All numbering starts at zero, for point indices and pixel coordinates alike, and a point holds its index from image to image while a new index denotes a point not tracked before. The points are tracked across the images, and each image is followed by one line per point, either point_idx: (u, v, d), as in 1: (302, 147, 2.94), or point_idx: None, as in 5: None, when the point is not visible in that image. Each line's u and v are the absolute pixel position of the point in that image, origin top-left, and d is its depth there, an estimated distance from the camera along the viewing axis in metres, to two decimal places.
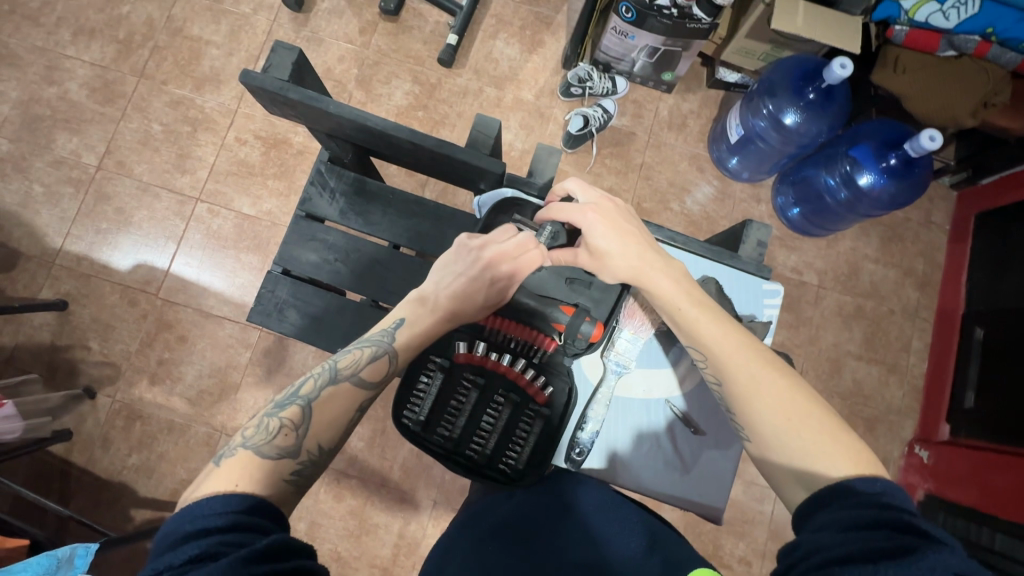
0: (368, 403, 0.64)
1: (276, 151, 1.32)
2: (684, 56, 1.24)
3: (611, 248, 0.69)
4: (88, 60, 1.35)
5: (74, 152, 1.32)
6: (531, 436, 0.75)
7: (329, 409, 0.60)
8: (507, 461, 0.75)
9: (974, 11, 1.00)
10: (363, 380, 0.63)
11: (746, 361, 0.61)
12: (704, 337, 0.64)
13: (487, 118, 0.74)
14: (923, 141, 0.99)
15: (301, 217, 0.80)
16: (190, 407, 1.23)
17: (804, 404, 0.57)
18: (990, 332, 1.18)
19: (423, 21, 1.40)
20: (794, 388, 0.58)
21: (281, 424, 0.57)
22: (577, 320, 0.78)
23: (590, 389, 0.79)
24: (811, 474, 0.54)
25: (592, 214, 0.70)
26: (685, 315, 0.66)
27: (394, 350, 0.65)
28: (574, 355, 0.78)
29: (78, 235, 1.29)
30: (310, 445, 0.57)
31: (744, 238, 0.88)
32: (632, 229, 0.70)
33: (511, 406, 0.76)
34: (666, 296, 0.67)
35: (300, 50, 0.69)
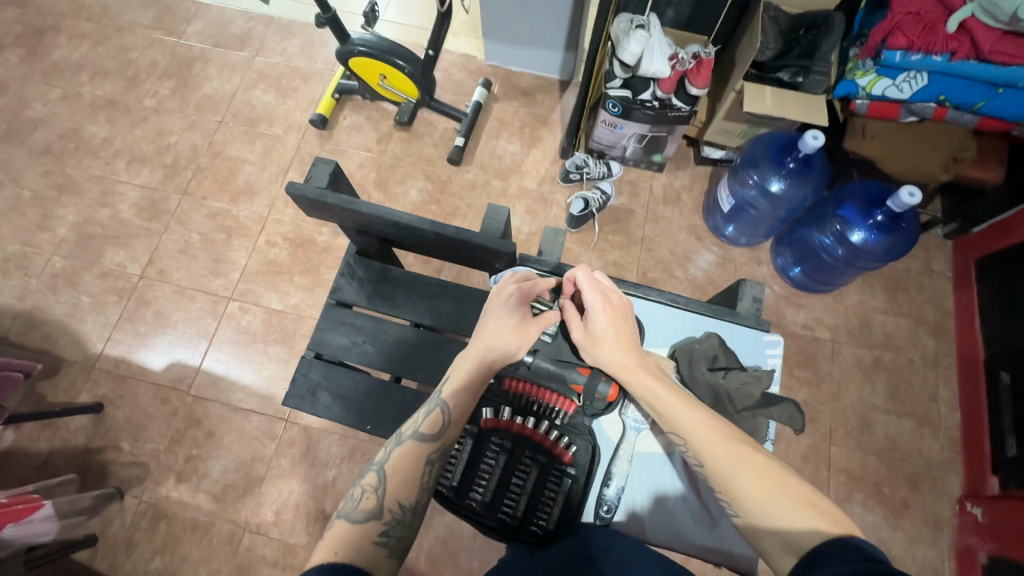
0: (437, 456, 0.67)
1: (303, 250, 1.43)
2: (670, 139, 1.36)
3: (605, 332, 0.73)
4: (139, 183, 1.52)
5: (120, 264, 1.44)
6: (560, 495, 0.76)
7: (401, 468, 0.65)
8: (539, 521, 0.75)
9: (924, 83, 1.07)
10: (425, 435, 0.68)
11: (723, 441, 0.63)
12: (683, 422, 0.66)
13: (496, 206, 0.82)
14: (903, 197, 1.05)
15: (332, 305, 0.87)
16: (215, 504, 1.23)
17: (779, 475, 0.59)
18: (1016, 375, 1.17)
19: (433, 128, 1.57)
20: (768, 460, 0.61)
21: (362, 490, 0.63)
22: (594, 380, 0.79)
23: (611, 447, 0.79)
24: (800, 543, 0.54)
25: (598, 302, 0.74)
26: (664, 404, 0.68)
27: (446, 405, 0.69)
28: (594, 416, 0.79)
29: (118, 339, 1.37)
30: (391, 504, 0.62)
31: (740, 294, 0.91)
32: (623, 325, 0.74)
33: (539, 467, 0.77)
34: (645, 387, 0.70)
35: (336, 163, 0.79)
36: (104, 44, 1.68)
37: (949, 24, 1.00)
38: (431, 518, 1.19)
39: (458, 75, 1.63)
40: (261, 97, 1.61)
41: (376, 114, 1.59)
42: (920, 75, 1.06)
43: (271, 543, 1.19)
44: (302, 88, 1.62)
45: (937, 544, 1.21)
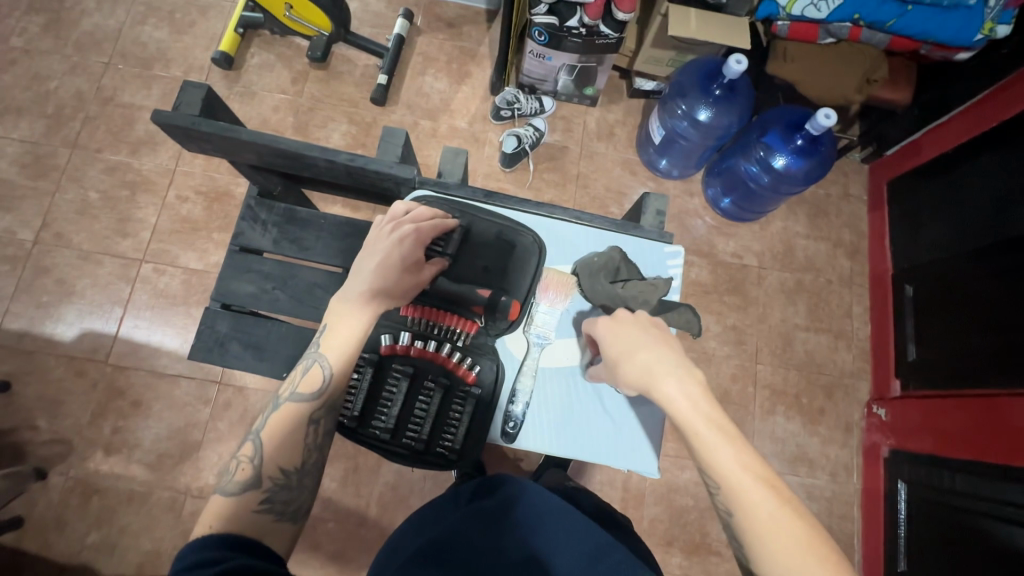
0: (322, 413, 0.66)
1: (219, 204, 1.33)
2: (600, 70, 1.33)
3: (623, 353, 0.63)
4: (18, 137, 1.35)
5: (8, 229, 1.30)
6: (464, 417, 0.79)
7: (278, 434, 0.63)
8: (445, 443, 0.80)
9: (839, 1, 1.07)
10: (304, 394, 0.65)
11: (783, 521, 0.52)
12: (723, 471, 0.55)
13: (393, 128, 0.78)
14: (819, 120, 1.08)
15: (236, 252, 0.81)
16: (150, 474, 1.18)
17: (832, 559, 0.50)
18: (919, 287, 1.27)
19: (353, 65, 1.46)
20: (813, 528, 0.52)
21: (240, 461, 0.61)
22: (496, 298, 0.80)
23: (516, 364, 0.82)
24: None
25: (628, 324, 0.65)
26: (713, 457, 0.55)
27: (322, 358, 0.66)
28: (497, 334, 0.81)
29: (18, 312, 1.25)
30: (271, 470, 0.61)
31: (644, 208, 0.93)
32: (660, 337, 0.63)
33: (442, 390, 0.80)
34: (691, 430, 0.57)
35: (208, 86, 0.71)
36: None
37: None
38: (380, 464, 1.21)
39: (376, 5, 1.50)
40: (152, 33, 1.43)
41: (288, 51, 1.45)
42: None
43: None
44: (200, 22, 1.45)
45: (849, 444, 1.33)
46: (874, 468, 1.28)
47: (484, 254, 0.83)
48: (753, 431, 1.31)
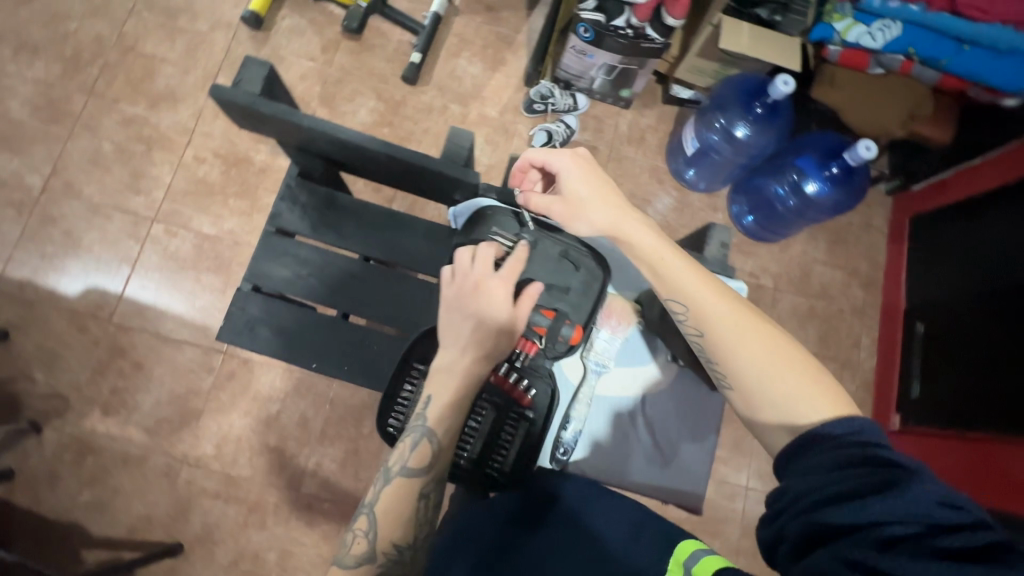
0: (430, 487, 0.64)
1: (237, 170, 1.29)
2: (641, 74, 1.30)
3: (589, 195, 0.72)
4: (32, 78, 1.29)
5: (16, 173, 1.25)
6: (515, 439, 0.81)
7: (390, 511, 0.62)
8: (494, 465, 0.80)
9: (896, 33, 1.05)
10: (413, 470, 0.63)
11: (724, 303, 0.66)
12: (690, 292, 0.67)
13: (459, 130, 0.74)
14: (859, 150, 1.07)
15: (272, 232, 0.82)
16: (147, 438, 1.16)
17: (795, 361, 0.62)
18: (929, 326, 1.27)
19: (387, 39, 1.41)
20: (775, 337, 0.64)
21: (355, 532, 0.61)
22: (558, 323, 0.80)
23: (571, 389, 0.89)
24: (796, 419, 0.59)
25: (567, 162, 0.73)
26: (667, 273, 0.69)
27: (431, 434, 0.64)
28: (554, 357, 0.82)
29: (21, 260, 1.22)
30: (384, 545, 0.60)
31: (710, 238, 0.93)
32: (608, 187, 0.74)
33: (496, 409, 0.82)
34: (651, 257, 0.70)
35: (271, 64, 0.68)
36: None
37: None
38: (381, 451, 1.20)
39: None
40: None
41: (321, 17, 1.40)
42: (894, 24, 1.05)
43: (212, 476, 1.16)
44: None
45: None
46: None
47: (547, 271, 0.81)
48: (752, 451, 1.32)
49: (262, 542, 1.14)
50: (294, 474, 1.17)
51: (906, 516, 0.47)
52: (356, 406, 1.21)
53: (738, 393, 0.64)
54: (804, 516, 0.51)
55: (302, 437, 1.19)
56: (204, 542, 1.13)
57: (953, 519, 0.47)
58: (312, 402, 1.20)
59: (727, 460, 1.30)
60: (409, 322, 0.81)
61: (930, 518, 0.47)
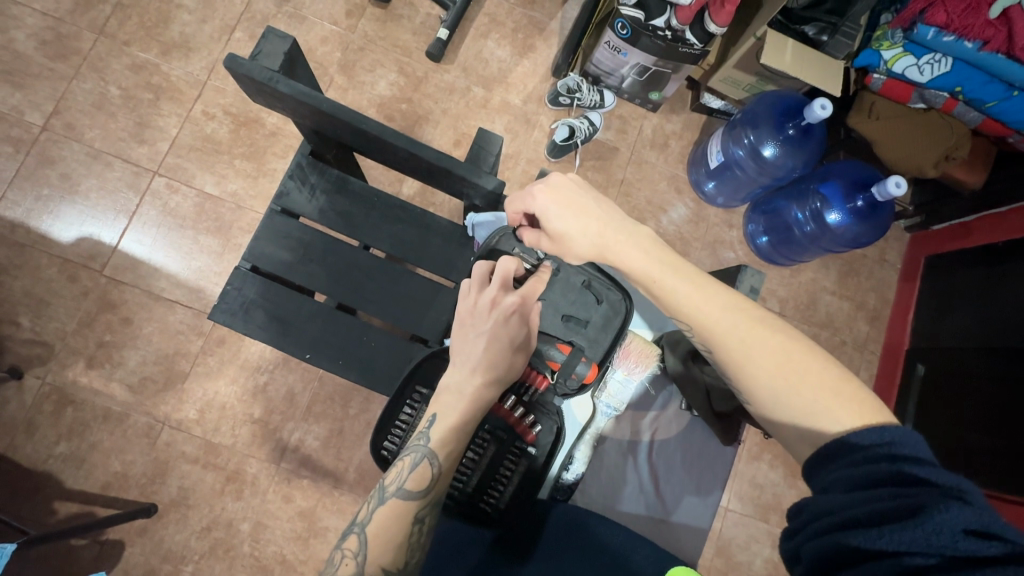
0: (426, 512, 0.60)
1: (246, 130, 1.25)
2: (673, 78, 1.25)
3: (568, 229, 0.65)
4: (40, 9, 1.23)
5: (16, 108, 1.20)
6: (514, 474, 0.78)
7: (383, 533, 0.57)
8: (488, 499, 0.76)
9: (945, 69, 1.01)
10: (411, 491, 0.59)
11: (730, 314, 0.60)
12: (687, 309, 0.62)
13: (490, 135, 0.73)
14: (889, 186, 1.04)
15: (276, 212, 0.79)
16: (130, 395, 1.14)
17: (813, 368, 0.56)
18: (931, 369, 1.25)
19: (414, 10, 1.35)
20: (789, 345, 0.57)
21: (343, 554, 0.56)
22: (573, 360, 0.81)
23: (578, 427, 0.89)
24: (814, 432, 0.54)
25: (541, 195, 0.66)
26: (660, 289, 0.63)
27: (433, 454, 0.60)
28: (564, 395, 0.83)
29: (15, 200, 1.18)
30: (373, 570, 0.55)
31: (739, 281, 0.89)
32: (588, 205, 0.67)
33: (497, 442, 0.79)
34: (638, 271, 0.64)
35: (294, 39, 0.64)
36: None
37: (992, 9, 0.93)
38: (365, 434, 1.19)
39: None
40: None
41: None
42: (945, 60, 1.00)
43: (192, 441, 1.15)
44: None
45: None
46: None
47: (564, 304, 0.85)
48: (735, 472, 1.31)
49: (237, 512, 1.13)
50: (276, 447, 1.16)
51: (932, 547, 0.41)
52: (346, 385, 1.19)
53: (754, 405, 0.60)
54: (819, 536, 0.47)
55: (287, 411, 1.17)
56: (179, 506, 1.12)
57: (992, 553, 0.41)
58: (301, 376, 1.18)
59: None
60: (410, 323, 0.79)
61: (958, 552, 0.41)
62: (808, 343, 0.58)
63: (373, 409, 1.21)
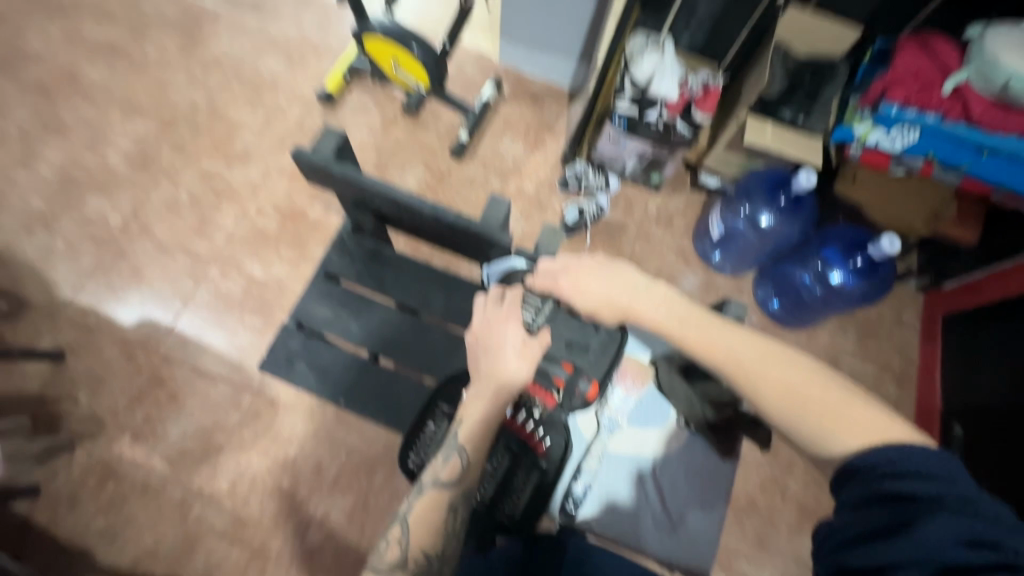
0: (459, 501, 0.68)
1: (292, 223, 1.42)
2: (670, 161, 1.39)
3: (597, 297, 0.73)
4: (132, 134, 1.49)
5: (102, 212, 1.41)
6: (527, 487, 0.92)
7: (423, 519, 0.66)
8: (506, 511, 0.90)
9: (914, 137, 1.10)
10: (444, 482, 0.68)
11: (739, 352, 0.66)
12: (703, 350, 0.68)
13: (497, 198, 0.80)
14: (884, 245, 1.10)
15: (320, 276, 0.90)
16: (168, 469, 1.20)
17: (816, 395, 0.62)
18: (968, 428, 1.21)
19: (439, 119, 1.57)
20: (793, 375, 0.63)
21: (389, 540, 0.66)
22: (575, 378, 0.87)
23: (587, 444, 0.95)
24: (827, 453, 0.60)
25: (563, 272, 0.74)
26: (678, 336, 0.69)
27: (463, 449, 0.68)
28: (572, 411, 0.90)
29: (89, 289, 1.33)
30: (416, 553, 0.64)
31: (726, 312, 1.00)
32: (607, 273, 0.74)
33: (512, 458, 0.92)
34: (658, 322, 0.70)
35: (344, 133, 0.78)
36: None
37: (944, 87, 1.07)
38: (390, 507, 1.19)
39: (471, 71, 1.64)
40: (269, 64, 1.59)
41: (384, 97, 1.58)
42: (912, 130, 1.10)
43: (222, 514, 1.17)
44: (312, 61, 1.60)
45: None
46: None
47: (567, 329, 0.87)
48: (776, 548, 1.23)
49: None
50: (301, 521, 1.17)
51: (923, 557, 0.49)
52: (372, 456, 1.22)
53: (773, 429, 0.66)
54: (834, 555, 0.55)
55: (314, 483, 1.20)
56: None
57: (979, 558, 0.48)
58: (329, 448, 1.22)
59: (750, 556, 1.22)
60: (435, 369, 0.87)
61: (950, 559, 0.48)
62: (810, 372, 0.63)
63: (398, 481, 1.21)
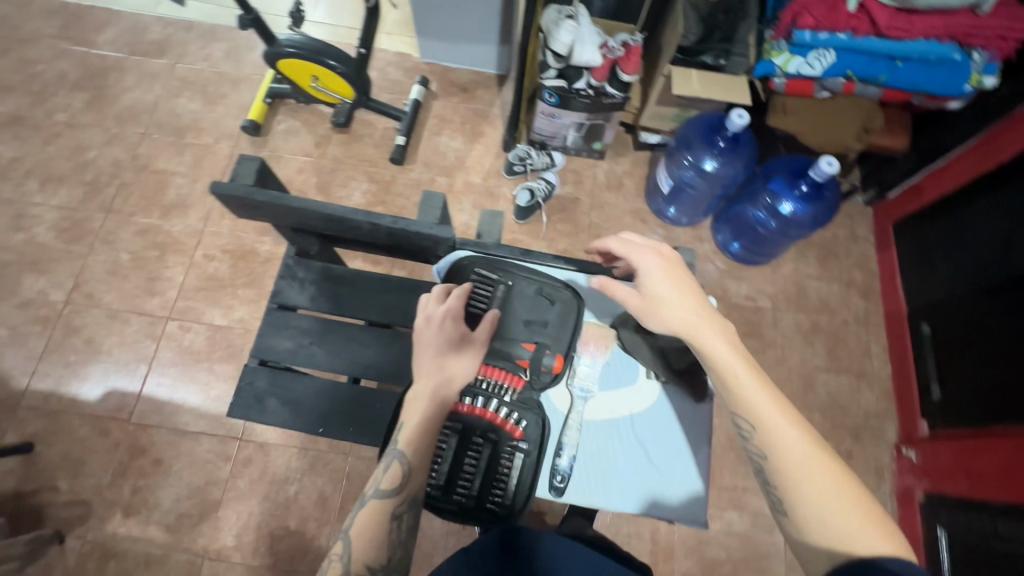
0: (403, 508, 0.69)
1: (244, 262, 1.38)
2: (608, 127, 1.40)
3: (669, 296, 0.72)
4: (56, 204, 1.42)
5: (42, 291, 1.34)
6: (512, 470, 0.83)
7: (366, 531, 0.65)
8: (495, 498, 0.83)
9: (832, 59, 1.14)
10: (386, 491, 0.68)
11: (791, 421, 0.63)
12: (758, 405, 0.64)
13: (432, 192, 0.81)
14: (822, 167, 1.13)
15: (274, 308, 0.87)
16: (168, 535, 1.16)
17: (847, 489, 0.59)
18: (935, 326, 1.26)
19: (373, 128, 1.54)
20: (833, 461, 0.61)
21: (330, 558, 0.63)
22: (539, 354, 0.87)
23: (561, 418, 0.89)
24: (844, 550, 0.56)
25: (650, 262, 0.74)
26: (739, 382, 0.66)
27: (403, 454, 0.70)
28: (542, 389, 0.87)
29: (46, 372, 1.28)
30: (359, 567, 0.62)
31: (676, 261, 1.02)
32: (682, 286, 0.73)
33: (491, 444, 0.84)
34: (728, 361, 0.68)
35: (263, 159, 0.76)
36: (4, 57, 1.56)
37: (849, 3, 1.09)
38: None
39: (395, 74, 1.61)
40: (186, 105, 1.53)
41: (312, 117, 1.55)
42: (828, 52, 1.13)
43: (234, 569, 1.14)
44: (230, 94, 1.55)
45: (880, 489, 1.28)
46: (910, 514, 1.22)
47: (524, 311, 0.90)
48: None
49: None
50: (317, 556, 1.16)
51: None
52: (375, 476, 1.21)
53: (778, 505, 0.62)
54: None
55: (321, 516, 1.18)
56: None
57: None
58: (329, 478, 1.20)
59: (758, 490, 1.25)
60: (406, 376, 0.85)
61: None
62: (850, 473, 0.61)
63: None
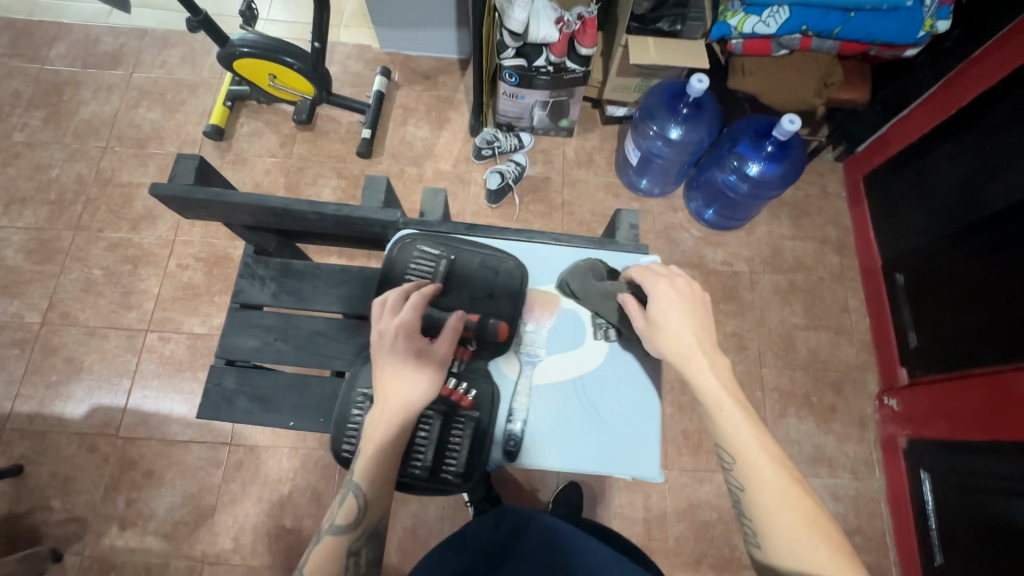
0: (360, 543, 0.70)
1: (219, 268, 1.37)
2: (572, 102, 1.39)
3: (670, 325, 0.70)
4: (23, 226, 1.40)
5: (16, 314, 1.33)
6: (464, 441, 0.83)
7: (320, 567, 0.67)
8: (450, 469, 0.82)
9: (786, 16, 1.15)
10: (342, 526, 0.70)
11: (771, 458, 0.61)
12: (740, 443, 0.62)
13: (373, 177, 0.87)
14: (785, 125, 1.13)
15: (237, 308, 0.88)
16: (166, 543, 1.17)
17: (826, 531, 0.56)
18: (908, 275, 1.27)
19: (337, 123, 1.53)
20: (811, 503, 0.58)
21: None
22: (484, 323, 0.86)
23: (511, 384, 0.88)
24: None
25: (663, 288, 0.73)
26: (724, 417, 0.64)
27: (359, 490, 0.69)
28: (491, 356, 0.87)
29: (28, 394, 1.27)
30: None
31: (619, 223, 1.01)
32: (696, 315, 0.71)
33: (441, 417, 0.82)
34: (715, 396, 0.65)
35: (200, 156, 0.81)
36: None
37: None
38: (397, 510, 1.20)
39: (355, 67, 1.59)
40: (146, 115, 1.51)
41: (275, 117, 1.53)
42: (782, 9, 1.14)
43: (235, 570, 1.16)
44: (190, 100, 1.53)
45: (865, 439, 1.31)
46: (894, 462, 1.25)
47: (470, 283, 0.89)
48: None
49: None
50: None
51: None
52: None
53: (755, 543, 0.60)
54: None
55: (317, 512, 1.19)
56: None
57: None
58: (322, 474, 1.21)
59: None
60: None
61: None
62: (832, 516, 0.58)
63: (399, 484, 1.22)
